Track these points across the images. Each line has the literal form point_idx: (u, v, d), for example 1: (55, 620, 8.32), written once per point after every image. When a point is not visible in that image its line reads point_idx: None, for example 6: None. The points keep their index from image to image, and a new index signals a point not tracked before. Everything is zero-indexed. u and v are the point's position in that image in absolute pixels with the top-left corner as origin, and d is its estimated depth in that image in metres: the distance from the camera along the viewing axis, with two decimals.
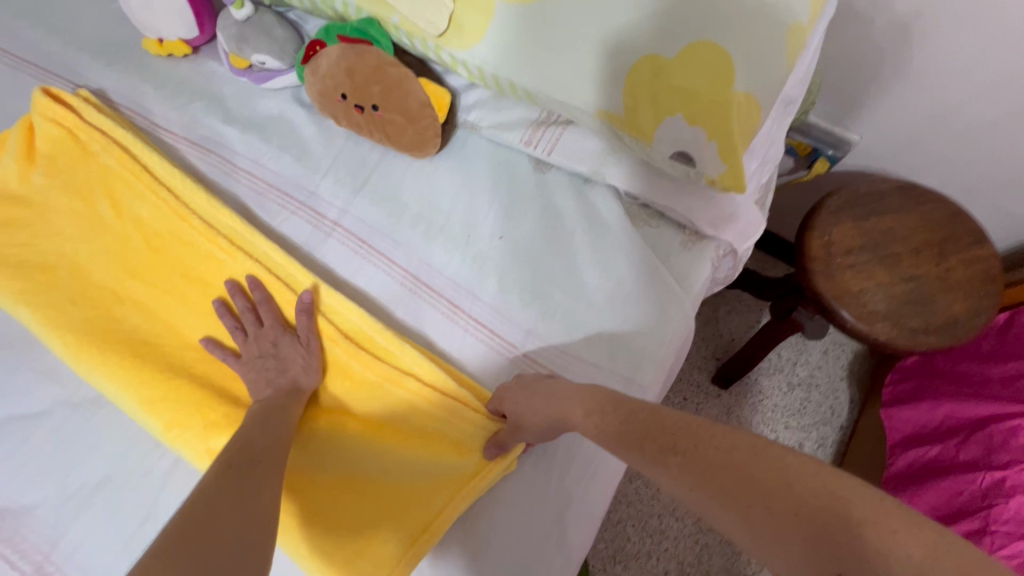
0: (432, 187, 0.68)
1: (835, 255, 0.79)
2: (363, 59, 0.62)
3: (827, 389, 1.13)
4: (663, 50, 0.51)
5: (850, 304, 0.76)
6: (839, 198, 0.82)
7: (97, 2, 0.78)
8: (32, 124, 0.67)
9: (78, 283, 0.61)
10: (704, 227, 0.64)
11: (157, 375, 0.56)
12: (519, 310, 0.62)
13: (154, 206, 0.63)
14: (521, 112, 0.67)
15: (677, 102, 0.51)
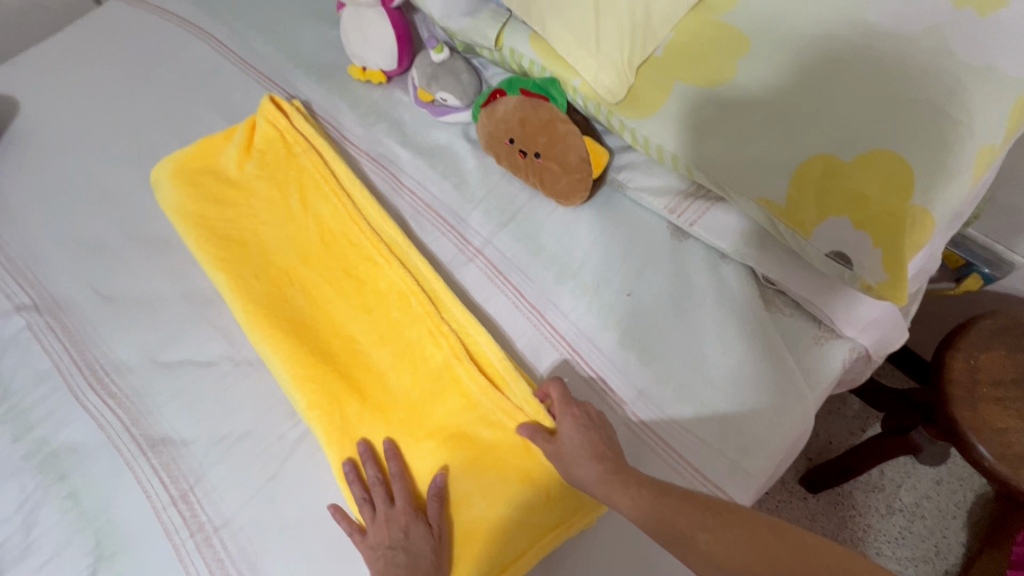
0: (571, 235, 0.72)
1: (979, 383, 0.73)
2: (537, 111, 0.69)
3: (933, 524, 1.02)
4: (840, 151, 0.52)
5: (991, 440, 0.69)
6: (993, 322, 0.76)
7: (319, 29, 0.93)
8: (255, 123, 0.80)
9: (264, 261, 0.71)
10: (841, 326, 0.62)
11: (308, 356, 0.64)
12: (634, 368, 0.64)
13: (335, 208, 0.73)
14: (669, 180, 0.70)
15: (845, 203, 0.52)
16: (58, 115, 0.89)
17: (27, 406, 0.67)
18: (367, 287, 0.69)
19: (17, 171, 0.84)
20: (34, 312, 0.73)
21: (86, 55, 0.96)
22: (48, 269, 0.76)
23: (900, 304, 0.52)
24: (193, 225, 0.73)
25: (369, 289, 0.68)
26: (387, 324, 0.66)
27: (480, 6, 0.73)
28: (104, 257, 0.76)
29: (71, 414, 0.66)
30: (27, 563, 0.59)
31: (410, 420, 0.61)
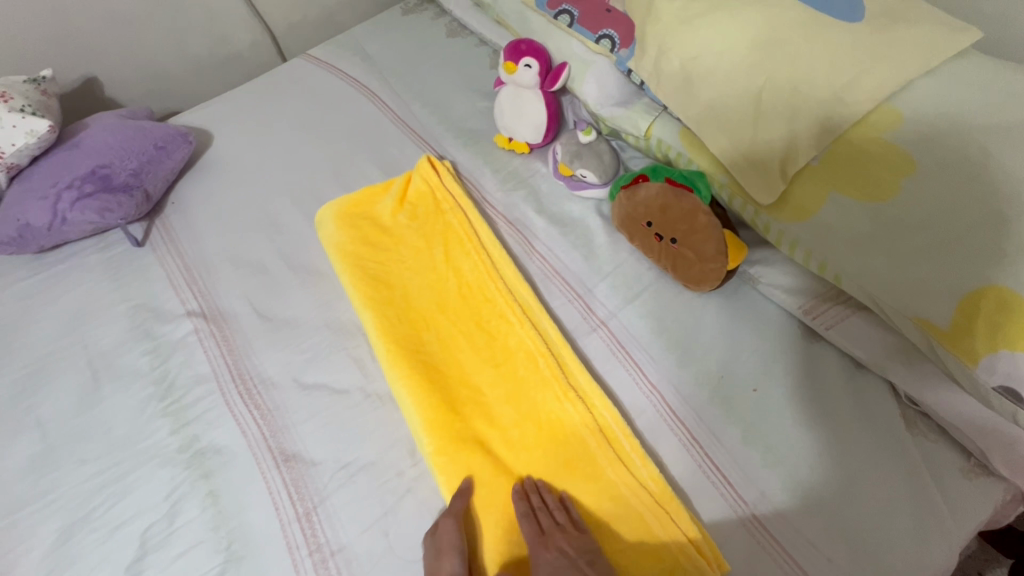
0: (698, 320, 0.73)
1: None
2: (679, 201, 0.72)
3: None
4: (1017, 285, 0.51)
5: None
6: None
7: (471, 100, 1.04)
8: (411, 179, 0.89)
9: (405, 305, 0.77)
10: (995, 463, 0.58)
11: (434, 402, 0.68)
12: (757, 467, 0.62)
13: (475, 263, 0.79)
14: (807, 281, 0.70)
15: (1021, 340, 0.50)
16: (242, 151, 1.04)
17: (185, 404, 0.75)
18: (497, 341, 0.73)
19: (204, 195, 0.98)
20: (201, 320, 0.82)
21: (271, 103, 1.12)
22: (216, 283, 0.87)
23: None
24: (348, 263, 0.81)
25: (500, 343, 0.73)
26: (514, 380, 0.70)
27: (633, 98, 0.81)
28: (265, 280, 0.86)
29: (221, 419, 0.73)
30: (167, 552, 0.65)
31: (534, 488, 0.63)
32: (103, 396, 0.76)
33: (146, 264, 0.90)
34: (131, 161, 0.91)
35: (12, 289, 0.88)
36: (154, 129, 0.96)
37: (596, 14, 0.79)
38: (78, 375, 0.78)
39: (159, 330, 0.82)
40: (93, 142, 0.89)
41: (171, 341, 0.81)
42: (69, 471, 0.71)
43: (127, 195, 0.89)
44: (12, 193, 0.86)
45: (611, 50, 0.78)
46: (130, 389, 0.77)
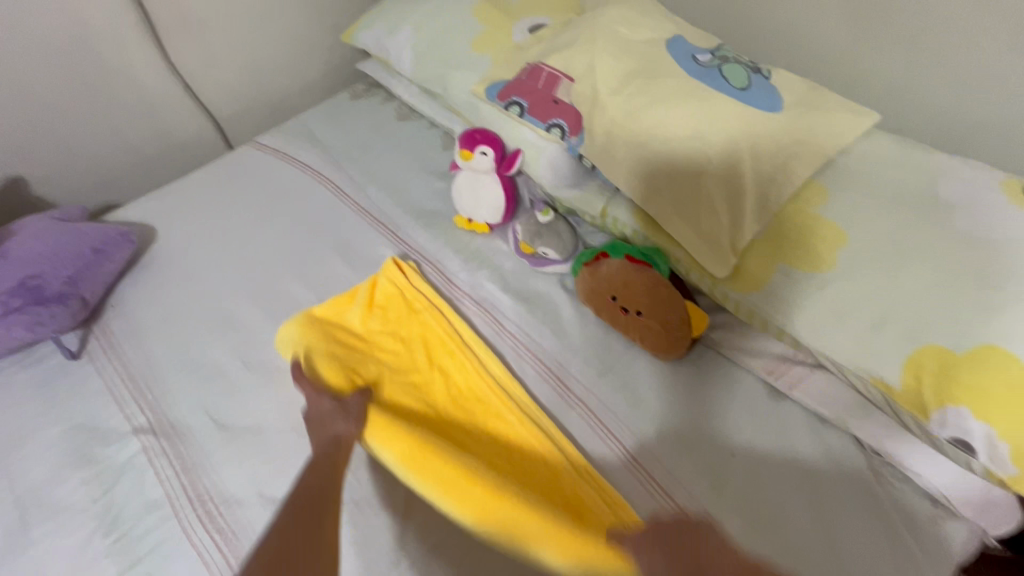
0: (672, 388, 0.75)
1: None
2: (640, 275, 0.75)
3: None
4: (953, 344, 0.57)
5: None
6: None
7: (427, 181, 1.06)
8: (375, 283, 0.89)
9: (395, 402, 0.74)
10: (957, 505, 0.62)
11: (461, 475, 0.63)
12: (748, 536, 0.62)
13: (460, 364, 0.78)
14: (767, 344, 0.75)
15: (966, 396, 0.55)
16: (190, 245, 1.00)
17: (134, 537, 0.67)
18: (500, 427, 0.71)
19: (149, 295, 0.92)
20: (149, 436, 0.76)
21: (220, 193, 1.09)
22: (166, 393, 0.80)
23: None
24: (336, 374, 0.75)
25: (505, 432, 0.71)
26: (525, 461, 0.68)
27: (586, 181, 0.86)
28: (222, 385, 0.81)
29: (177, 551, 0.66)
30: None
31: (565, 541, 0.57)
32: (33, 540, 0.67)
33: (83, 378, 0.82)
34: (68, 268, 0.85)
35: None
36: (95, 231, 0.90)
37: (543, 105, 0.83)
38: (4, 517, 0.69)
39: (100, 454, 0.74)
40: (22, 250, 0.83)
41: (115, 465, 0.73)
42: None
43: (62, 305, 0.83)
44: None
45: (561, 138, 0.83)
46: (66, 528, 0.68)
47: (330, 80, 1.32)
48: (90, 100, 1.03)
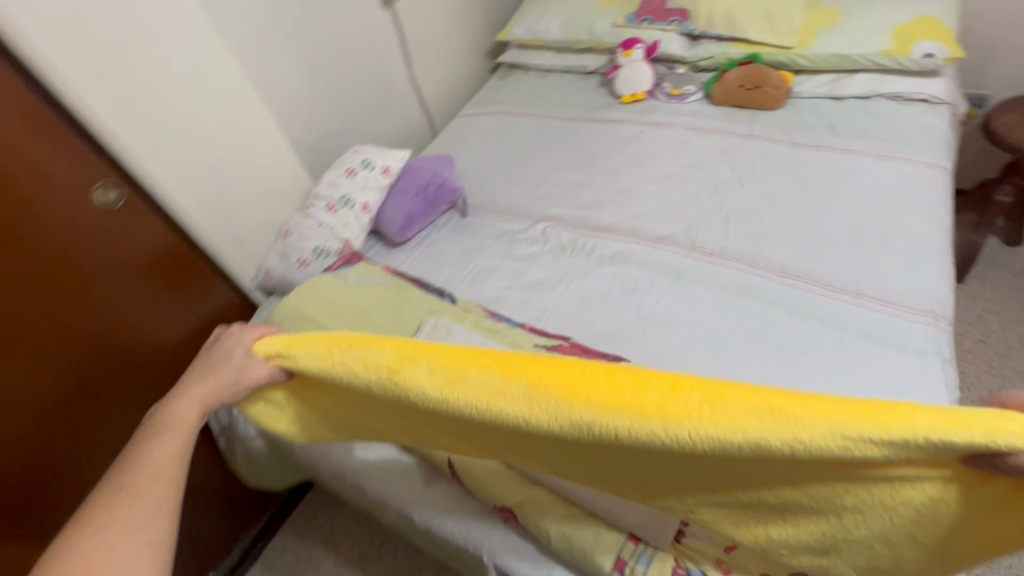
0: (792, 116, 1.45)
1: (1014, 125, 1.48)
2: (754, 70, 1.46)
3: None
4: (898, 24, 1.37)
5: None
6: (1000, 106, 1.54)
7: (588, 93, 1.74)
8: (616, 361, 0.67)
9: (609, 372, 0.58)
10: (941, 95, 1.35)
11: (555, 369, 0.58)
12: (861, 143, 1.33)
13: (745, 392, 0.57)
14: (820, 75, 1.47)
15: (908, 36, 1.35)
16: (474, 161, 1.59)
17: (581, 246, 1.25)
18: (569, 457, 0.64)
19: (479, 182, 1.51)
20: (544, 221, 1.34)
21: (467, 137, 1.69)
22: (532, 210, 1.39)
23: (958, 57, 1.30)
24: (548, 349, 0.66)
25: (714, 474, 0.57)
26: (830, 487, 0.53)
27: (696, 44, 1.57)
28: (561, 197, 1.41)
29: (609, 241, 1.25)
30: (645, 293, 1.12)
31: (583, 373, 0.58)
32: (532, 264, 1.24)
33: (480, 219, 1.39)
34: (448, 168, 1.43)
35: (410, 260, 1.32)
36: (441, 155, 1.49)
37: (661, 13, 1.59)
38: (506, 266, 1.25)
39: (524, 235, 1.32)
40: (422, 163, 1.41)
41: (537, 234, 1.31)
42: (550, 296, 1.16)
43: (453, 181, 1.39)
44: (391, 198, 1.34)
45: (676, 26, 1.57)
46: (543, 257, 1.25)
47: (477, 78, 2.00)
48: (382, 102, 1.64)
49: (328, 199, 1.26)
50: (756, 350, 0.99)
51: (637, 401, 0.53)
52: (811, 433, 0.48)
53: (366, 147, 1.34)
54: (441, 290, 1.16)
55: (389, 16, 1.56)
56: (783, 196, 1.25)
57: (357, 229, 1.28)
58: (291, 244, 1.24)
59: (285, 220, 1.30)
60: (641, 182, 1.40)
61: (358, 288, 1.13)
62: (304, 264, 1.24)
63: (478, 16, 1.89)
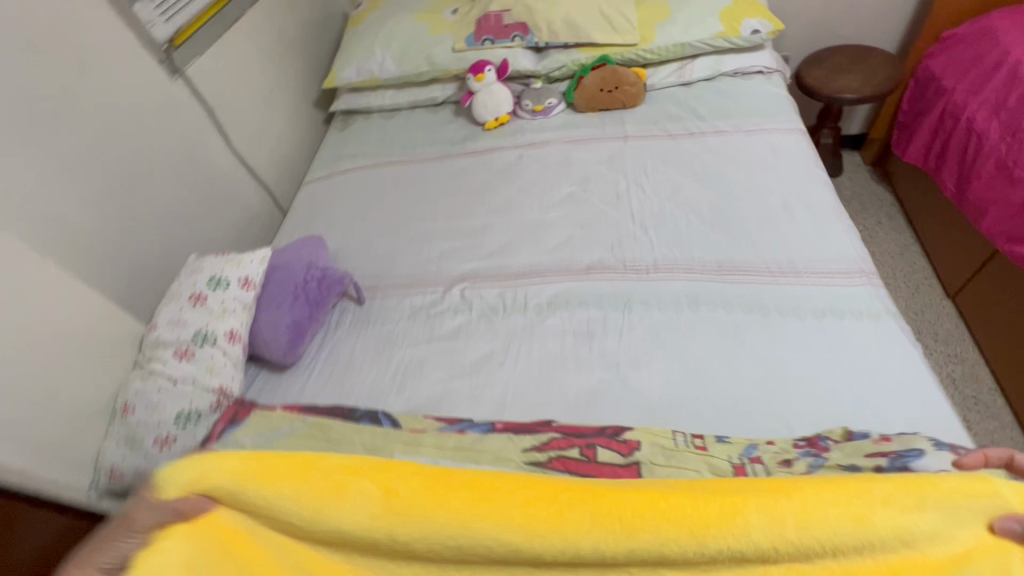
0: (656, 109, 1.46)
1: (822, 79, 1.68)
2: (611, 71, 1.43)
3: (881, 213, 1.93)
4: (720, 7, 1.44)
5: (847, 92, 1.63)
6: (804, 65, 1.73)
7: (446, 125, 1.58)
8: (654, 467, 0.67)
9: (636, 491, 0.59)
10: (772, 65, 1.46)
11: (550, 492, 0.60)
12: (726, 122, 1.37)
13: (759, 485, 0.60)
14: (667, 65, 1.50)
15: (733, 16, 1.43)
16: (346, 232, 1.34)
17: (511, 302, 1.10)
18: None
19: (363, 257, 1.27)
20: (458, 283, 1.16)
21: (326, 206, 1.42)
22: (439, 274, 1.19)
23: (777, 29, 1.42)
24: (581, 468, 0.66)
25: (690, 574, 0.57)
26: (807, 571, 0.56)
27: (544, 55, 1.51)
28: (465, 249, 1.24)
29: (540, 286, 1.11)
30: (600, 335, 1.01)
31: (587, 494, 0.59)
32: (466, 339, 1.05)
33: (382, 301, 1.16)
34: (322, 253, 1.16)
35: (314, 382, 1.04)
36: (308, 238, 1.21)
37: (501, 31, 1.49)
38: (437, 351, 1.05)
39: (441, 307, 1.12)
40: (287, 257, 1.12)
41: (457, 302, 1.12)
42: (502, 371, 0.99)
43: (336, 270, 1.13)
44: (265, 315, 1.04)
45: (521, 40, 1.49)
46: (475, 326, 1.07)
47: (312, 134, 1.72)
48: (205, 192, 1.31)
49: (178, 346, 0.93)
50: (742, 366, 0.92)
51: (618, 492, 0.59)
52: (776, 496, 0.56)
53: (208, 260, 1.02)
54: (372, 415, 0.92)
55: (183, 87, 1.23)
56: (684, 192, 1.24)
57: (231, 369, 0.96)
58: (142, 422, 0.88)
59: (122, 391, 0.93)
60: (543, 210, 1.28)
61: (266, 450, 0.86)
62: (169, 444, 0.89)
63: (292, 66, 1.62)
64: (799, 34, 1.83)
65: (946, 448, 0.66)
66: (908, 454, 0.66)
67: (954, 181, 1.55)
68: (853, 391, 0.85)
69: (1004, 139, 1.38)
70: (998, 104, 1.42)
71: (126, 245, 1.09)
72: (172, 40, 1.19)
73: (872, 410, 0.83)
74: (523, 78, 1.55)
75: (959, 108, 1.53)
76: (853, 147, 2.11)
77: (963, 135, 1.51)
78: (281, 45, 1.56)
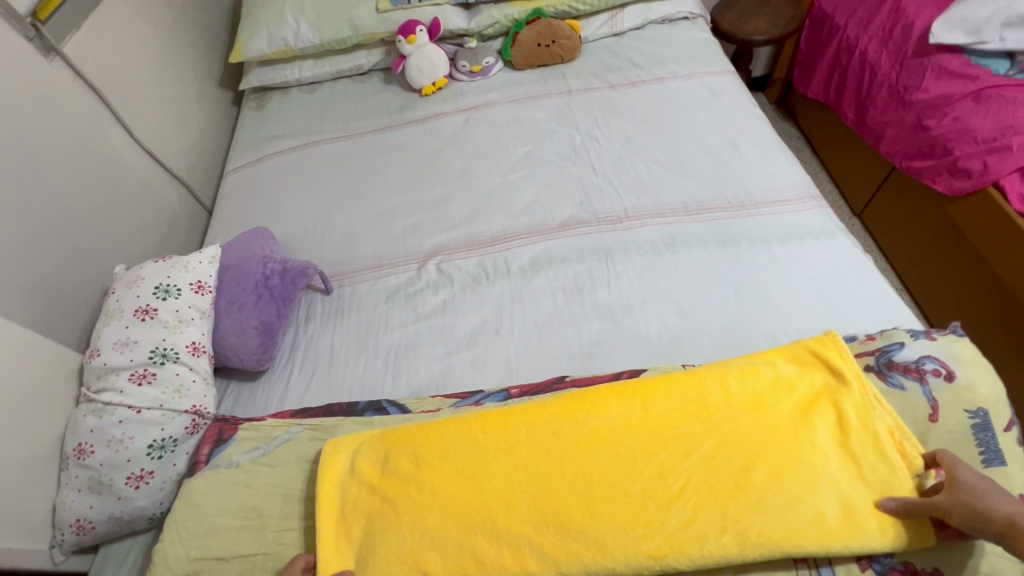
0: (594, 60, 1.46)
1: (734, 23, 1.77)
2: (547, 25, 1.40)
3: (792, 144, 2.09)
4: None
5: (758, 34, 1.73)
6: (716, 11, 1.82)
7: (378, 94, 1.47)
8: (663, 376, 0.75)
9: (644, 424, 0.71)
10: (695, 11, 1.51)
11: (576, 443, 0.70)
12: (665, 68, 1.40)
13: (736, 391, 0.72)
14: (598, 16, 1.50)
15: None
16: (293, 220, 1.22)
17: (493, 269, 1.07)
18: (558, 485, 0.68)
19: (319, 245, 1.17)
20: (432, 257, 1.11)
21: (261, 195, 1.28)
22: (408, 251, 1.13)
23: None
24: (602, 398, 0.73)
25: (676, 435, 0.70)
26: (762, 411, 0.70)
27: (475, 12, 1.44)
28: (431, 223, 1.18)
29: (518, 249, 1.09)
30: (590, 288, 1.01)
31: (601, 441, 0.70)
32: (454, 313, 1.02)
33: (353, 288, 1.08)
34: (275, 244, 1.05)
35: (296, 384, 0.96)
36: (254, 229, 1.08)
37: None
38: (427, 330, 1.00)
39: (420, 285, 1.07)
40: (237, 253, 1.00)
41: (435, 278, 1.07)
42: (499, 340, 0.97)
43: (298, 261, 1.03)
44: (226, 320, 0.93)
45: None
46: (460, 298, 1.03)
47: (222, 118, 1.53)
48: (113, 192, 1.13)
49: (132, 369, 0.80)
50: (727, 295, 0.97)
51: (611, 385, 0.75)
52: (716, 364, 0.76)
53: (148, 266, 0.89)
54: (376, 406, 0.87)
55: (62, 69, 1.04)
56: (638, 139, 1.26)
57: (201, 384, 0.86)
58: (106, 462, 0.76)
59: (69, 432, 0.79)
60: (503, 173, 1.25)
61: (267, 464, 0.78)
62: (145, 480, 0.78)
63: (189, 39, 1.42)
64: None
65: (922, 336, 0.74)
66: (891, 346, 0.74)
67: (846, 109, 1.70)
68: (826, 304, 0.94)
69: (892, 66, 1.54)
70: (887, 35, 1.57)
71: (29, 262, 0.92)
72: (37, 11, 0.98)
73: (844, 318, 0.92)
74: (456, 38, 1.48)
75: (850, 42, 1.68)
76: (760, 90, 2.25)
77: (855, 66, 1.66)
78: (171, 16, 1.36)
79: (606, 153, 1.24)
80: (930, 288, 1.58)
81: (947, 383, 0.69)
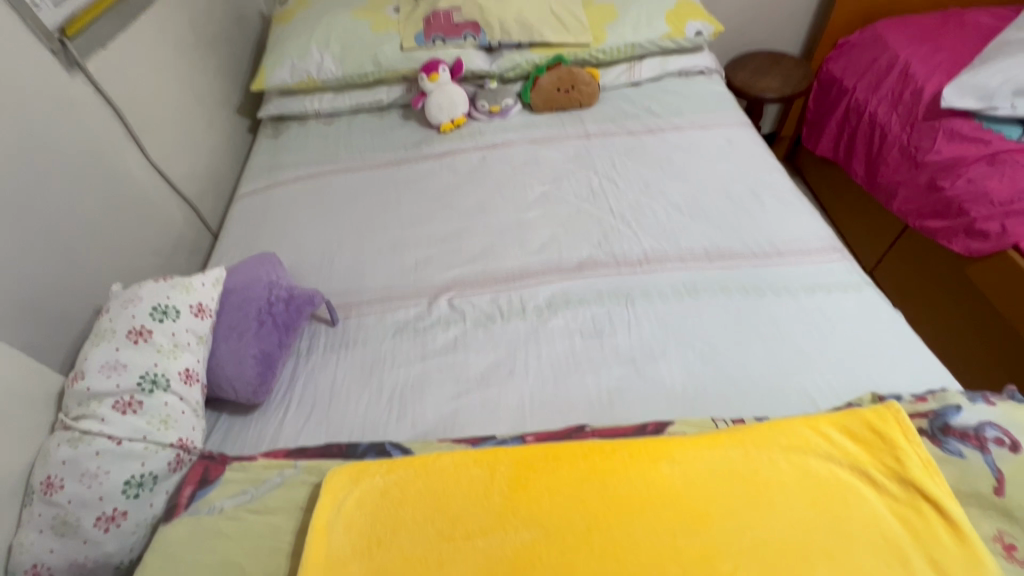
0: (612, 107, 1.47)
1: (745, 80, 1.82)
2: (567, 71, 1.42)
3: None
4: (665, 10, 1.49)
5: (768, 93, 1.78)
6: (728, 68, 1.88)
7: (395, 129, 1.48)
8: (704, 440, 0.70)
9: (683, 493, 0.65)
10: (712, 66, 1.54)
11: (607, 509, 0.64)
12: (682, 118, 1.41)
13: (784, 466, 0.66)
14: (617, 66, 1.53)
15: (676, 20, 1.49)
16: (301, 248, 1.19)
17: (507, 308, 1.02)
18: (583, 560, 0.60)
19: (326, 275, 1.13)
20: (444, 292, 1.07)
21: (269, 221, 1.25)
22: (418, 286, 1.09)
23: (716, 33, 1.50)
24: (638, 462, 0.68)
25: (720, 510, 0.63)
26: (816, 492, 0.64)
27: (498, 56, 1.47)
28: (444, 258, 1.14)
29: (534, 287, 1.06)
30: (608, 333, 0.97)
31: (634, 513, 0.64)
32: (465, 351, 0.96)
33: (359, 320, 1.03)
34: (282, 270, 1.01)
35: (292, 420, 0.89)
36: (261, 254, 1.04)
37: (452, 30, 1.42)
38: (436, 368, 0.94)
39: (430, 320, 1.02)
40: (243, 277, 0.96)
41: (447, 314, 1.03)
42: (513, 381, 0.91)
43: (304, 290, 0.98)
44: (224, 348, 0.88)
45: (474, 41, 1.44)
46: (473, 336, 0.98)
47: (237, 143, 1.53)
48: (118, 210, 1.09)
49: (118, 396, 0.74)
50: (754, 346, 0.92)
51: (627, 442, 0.70)
52: (761, 431, 0.70)
53: (148, 286, 0.84)
54: (378, 448, 0.80)
55: (83, 85, 1.02)
56: (656, 185, 1.25)
57: (190, 416, 0.79)
58: (74, 499, 0.68)
59: (38, 462, 0.71)
60: (518, 211, 1.22)
61: (254, 510, 0.71)
62: (116, 521, 0.70)
63: (212, 65, 1.42)
64: (721, 39, 1.97)
65: (980, 400, 0.71)
66: (947, 408, 0.70)
67: (855, 166, 1.73)
68: (858, 359, 0.89)
69: (902, 128, 1.56)
70: (897, 98, 1.61)
71: (18, 275, 0.86)
72: (65, 27, 0.98)
73: (878, 375, 0.87)
74: (477, 79, 1.50)
75: (860, 103, 1.71)
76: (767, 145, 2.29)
77: (865, 126, 1.69)
78: (198, 43, 1.37)
79: (624, 197, 1.23)
80: (951, 349, 1.53)
81: (1011, 453, 0.65)
